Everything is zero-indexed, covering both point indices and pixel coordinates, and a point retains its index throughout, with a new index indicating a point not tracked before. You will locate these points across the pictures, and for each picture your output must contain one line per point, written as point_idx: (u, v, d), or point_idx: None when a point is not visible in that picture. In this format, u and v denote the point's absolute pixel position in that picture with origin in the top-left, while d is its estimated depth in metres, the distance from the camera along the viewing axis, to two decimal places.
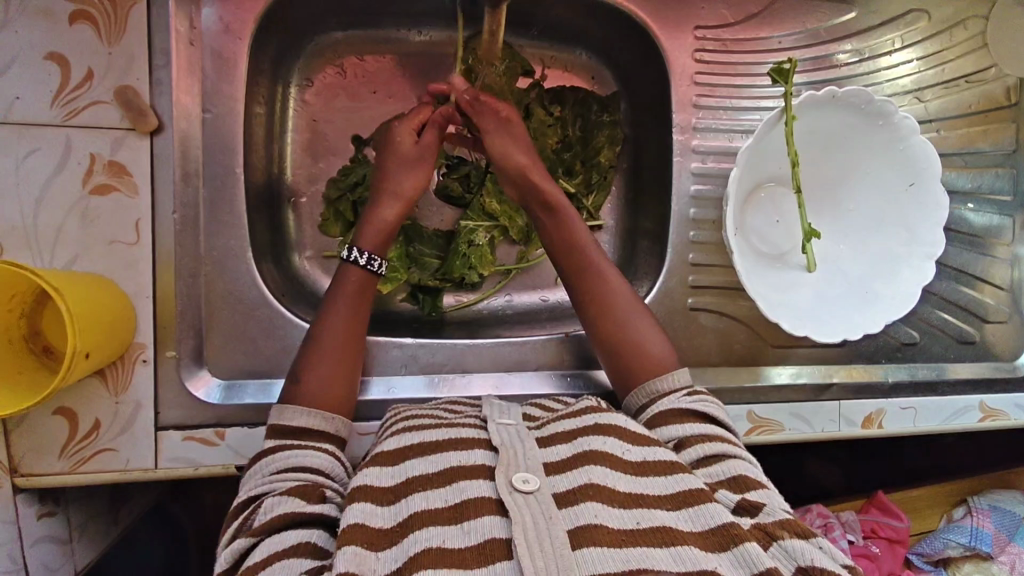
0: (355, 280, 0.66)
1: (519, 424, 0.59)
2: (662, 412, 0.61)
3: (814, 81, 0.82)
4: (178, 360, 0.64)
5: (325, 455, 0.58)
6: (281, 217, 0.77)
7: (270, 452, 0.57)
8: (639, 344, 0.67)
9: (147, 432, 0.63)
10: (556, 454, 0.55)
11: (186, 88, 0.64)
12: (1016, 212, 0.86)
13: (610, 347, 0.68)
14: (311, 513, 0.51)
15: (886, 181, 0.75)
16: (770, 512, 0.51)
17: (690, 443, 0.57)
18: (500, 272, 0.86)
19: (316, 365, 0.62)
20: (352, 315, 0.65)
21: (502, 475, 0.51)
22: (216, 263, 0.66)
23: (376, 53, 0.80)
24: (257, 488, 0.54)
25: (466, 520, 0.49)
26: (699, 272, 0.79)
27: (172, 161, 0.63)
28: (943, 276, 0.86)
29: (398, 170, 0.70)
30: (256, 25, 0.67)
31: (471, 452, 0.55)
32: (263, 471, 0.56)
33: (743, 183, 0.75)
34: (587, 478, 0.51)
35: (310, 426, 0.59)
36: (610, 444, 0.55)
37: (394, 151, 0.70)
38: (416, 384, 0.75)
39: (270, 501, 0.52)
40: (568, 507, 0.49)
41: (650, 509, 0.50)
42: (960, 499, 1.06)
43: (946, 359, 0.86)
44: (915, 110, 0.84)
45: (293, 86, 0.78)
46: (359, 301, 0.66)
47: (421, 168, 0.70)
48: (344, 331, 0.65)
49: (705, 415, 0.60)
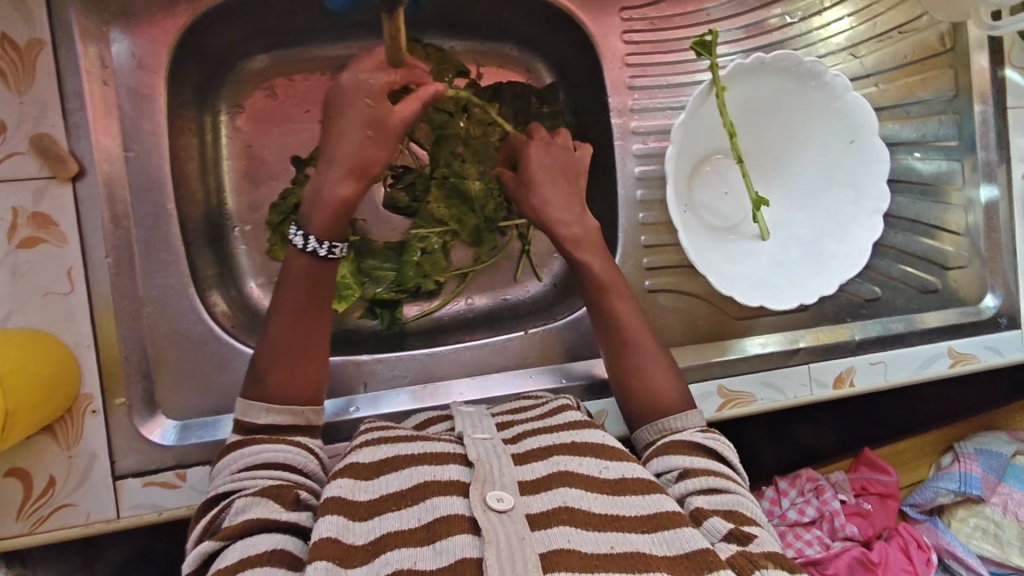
0: (328, 277, 0.62)
1: (494, 438, 0.60)
2: (674, 442, 0.62)
3: (745, 50, 0.81)
4: (128, 406, 0.62)
5: (296, 449, 0.57)
6: (226, 248, 0.76)
7: (241, 448, 0.55)
8: (647, 377, 0.67)
9: (105, 483, 0.61)
10: (529, 472, 0.55)
11: (104, 129, 0.62)
12: (964, 156, 0.87)
13: (629, 372, 0.68)
14: (289, 522, 0.50)
15: (827, 141, 0.74)
16: (760, 543, 0.51)
17: (693, 474, 0.58)
18: (456, 277, 0.87)
19: (281, 391, 0.59)
20: (299, 315, 0.61)
21: (477, 493, 0.51)
22: (158, 302, 0.64)
23: (304, 71, 0.80)
24: (230, 485, 0.53)
25: (438, 540, 0.48)
26: (653, 254, 0.79)
27: (98, 205, 0.62)
28: (898, 228, 0.86)
29: (365, 142, 0.61)
30: (171, 58, 0.66)
31: (446, 467, 0.55)
32: (236, 465, 0.54)
33: (684, 161, 0.74)
34: (561, 501, 0.52)
35: (279, 423, 0.58)
36: (586, 465, 0.56)
37: (357, 116, 0.61)
38: (400, 398, 0.74)
39: (243, 499, 0.50)
40: (542, 530, 0.50)
41: (624, 534, 0.51)
42: (947, 447, 1.12)
43: (911, 311, 0.86)
44: (852, 66, 0.84)
45: (223, 114, 0.77)
46: (303, 292, 0.61)
47: (394, 142, 0.63)
48: (292, 348, 0.60)
49: (714, 452, 0.61)
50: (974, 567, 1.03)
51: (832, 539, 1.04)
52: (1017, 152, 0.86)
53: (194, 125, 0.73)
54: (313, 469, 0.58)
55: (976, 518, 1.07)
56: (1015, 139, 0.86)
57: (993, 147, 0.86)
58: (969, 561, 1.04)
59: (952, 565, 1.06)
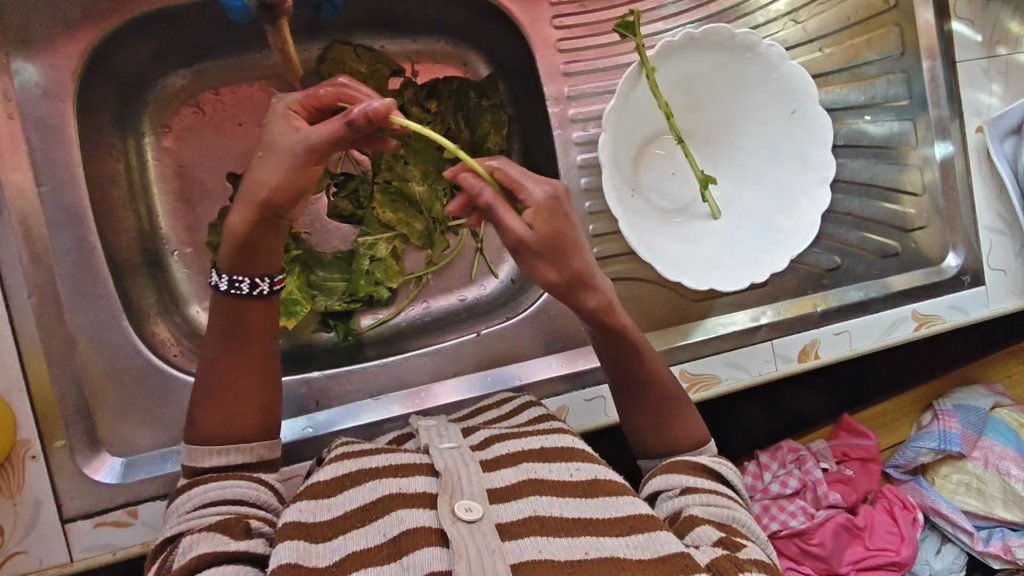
0: (257, 311, 0.59)
1: (462, 445, 0.58)
2: (677, 460, 0.61)
3: (698, 19, 0.78)
4: (69, 448, 0.61)
5: (247, 483, 0.55)
6: (164, 273, 0.74)
7: (189, 489, 0.53)
8: (665, 414, 0.64)
9: (54, 527, 0.60)
10: (501, 480, 0.54)
11: (13, 165, 0.60)
12: (915, 115, 0.85)
13: (635, 411, 0.65)
14: (236, 549, 0.48)
15: (769, 113, 0.72)
16: (749, 553, 0.51)
17: (694, 489, 0.57)
18: (411, 282, 0.85)
19: (211, 430, 0.56)
20: (224, 350, 0.59)
21: (445, 504, 0.50)
22: (91, 338, 0.62)
23: (231, 84, 0.77)
24: (179, 525, 0.51)
25: (405, 556, 0.47)
26: (604, 243, 0.77)
27: (16, 244, 0.60)
28: (855, 194, 0.85)
29: (264, 164, 0.54)
30: (78, 84, 0.63)
31: (412, 479, 0.54)
32: (185, 505, 0.52)
33: (625, 147, 0.72)
34: (532, 511, 0.51)
35: (221, 464, 0.55)
36: (556, 471, 0.56)
37: (267, 137, 0.55)
38: (383, 406, 0.74)
39: (189, 537, 0.48)
40: (512, 540, 0.49)
41: (599, 538, 0.50)
42: (926, 405, 1.10)
43: (872, 277, 0.85)
44: (794, 32, 0.81)
45: (147, 136, 0.75)
46: (230, 332, 0.59)
47: (291, 163, 0.53)
48: (224, 384, 0.58)
49: (717, 473, 0.60)
50: (959, 523, 1.04)
51: (816, 508, 1.03)
52: (970, 106, 0.85)
53: (117, 151, 0.71)
54: (269, 501, 0.55)
55: (958, 474, 1.07)
56: (966, 93, 0.84)
57: (944, 104, 0.85)
58: (953, 517, 1.05)
59: (938, 523, 1.06)
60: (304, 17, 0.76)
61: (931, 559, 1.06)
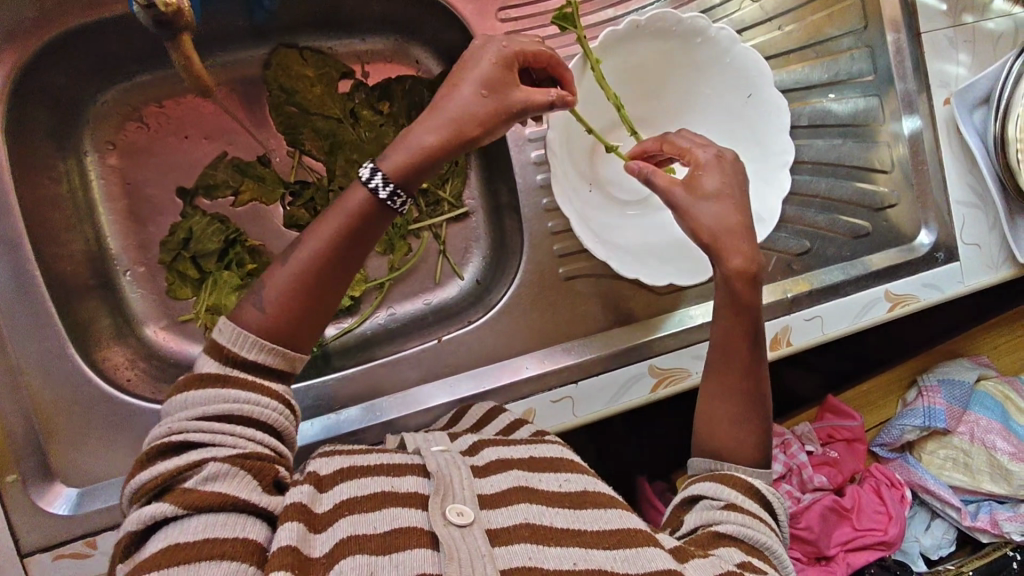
0: (378, 224, 0.54)
1: (452, 449, 0.56)
2: (733, 474, 0.58)
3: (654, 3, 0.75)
4: (22, 482, 0.60)
5: (280, 407, 0.51)
6: (117, 294, 0.73)
7: (224, 388, 0.48)
8: (740, 411, 0.61)
9: (12, 561, 0.59)
10: (492, 486, 0.53)
11: None
12: (881, 90, 0.83)
13: (714, 389, 0.62)
14: (260, 504, 0.46)
15: (725, 98, 0.70)
16: None
17: (739, 510, 0.55)
18: (375, 288, 0.83)
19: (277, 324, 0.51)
20: (334, 249, 0.53)
21: (437, 505, 0.49)
22: (38, 368, 0.61)
23: (174, 96, 0.76)
24: (199, 431, 0.47)
25: (395, 553, 0.46)
26: (563, 240, 0.76)
27: None
28: (821, 174, 0.82)
29: (464, 96, 0.55)
30: (5, 109, 0.62)
31: (404, 479, 0.52)
32: (210, 408, 0.48)
33: (580, 141, 0.71)
34: (522, 518, 0.50)
35: (264, 364, 0.50)
36: (546, 480, 0.55)
37: (475, 71, 0.55)
38: (353, 416, 0.73)
39: (223, 467, 0.45)
40: (502, 546, 0.48)
41: (588, 550, 0.49)
42: (911, 380, 1.07)
43: (843, 258, 0.82)
44: (752, 11, 0.79)
45: (91, 155, 0.73)
46: (353, 236, 0.53)
47: (492, 112, 0.55)
48: (313, 281, 0.52)
49: (768, 501, 0.57)
50: (947, 498, 1.03)
51: (802, 492, 1.02)
52: (937, 78, 0.83)
53: (58, 173, 0.70)
54: (290, 431, 0.52)
55: (945, 449, 1.06)
56: (933, 65, 0.82)
57: (910, 77, 0.83)
58: (942, 493, 1.04)
59: (928, 500, 1.05)
60: (242, 23, 0.73)
61: (920, 536, 1.06)
